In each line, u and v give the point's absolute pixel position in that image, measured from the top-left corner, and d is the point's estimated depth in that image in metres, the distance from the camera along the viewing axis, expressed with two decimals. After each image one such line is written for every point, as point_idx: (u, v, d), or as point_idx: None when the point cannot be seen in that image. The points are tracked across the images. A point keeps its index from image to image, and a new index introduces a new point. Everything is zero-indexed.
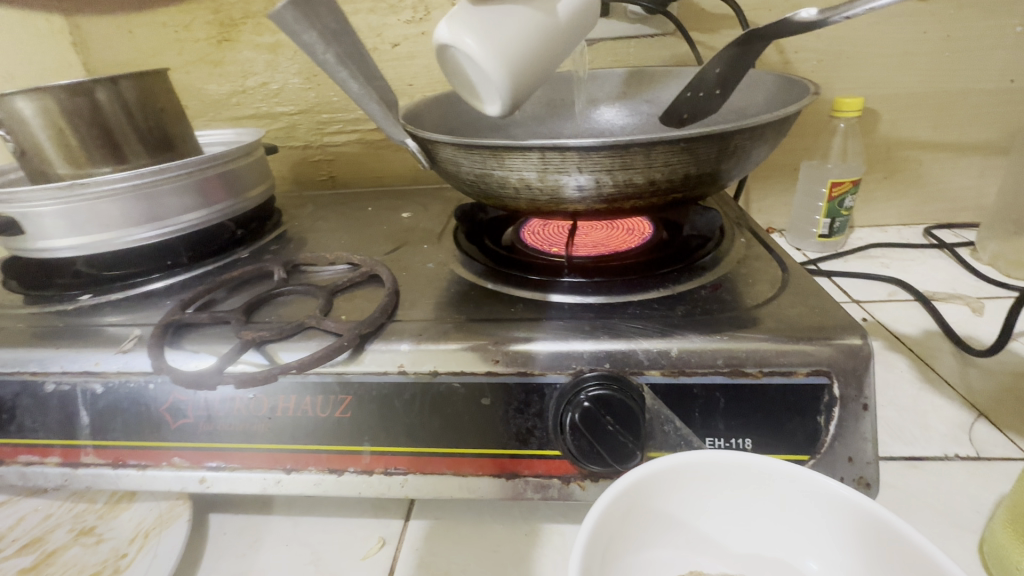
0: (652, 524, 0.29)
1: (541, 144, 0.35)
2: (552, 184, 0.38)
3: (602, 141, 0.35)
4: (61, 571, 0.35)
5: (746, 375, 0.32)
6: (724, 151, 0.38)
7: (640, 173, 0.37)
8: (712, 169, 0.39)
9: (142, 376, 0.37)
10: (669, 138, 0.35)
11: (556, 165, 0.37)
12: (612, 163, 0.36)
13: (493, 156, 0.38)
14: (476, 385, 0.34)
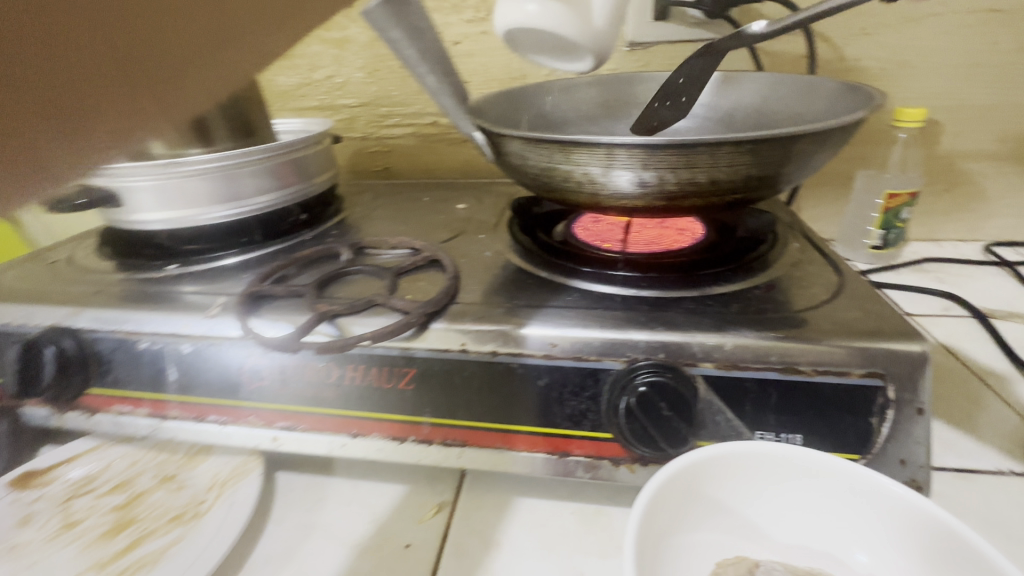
0: (700, 507, 0.31)
1: (609, 141, 0.37)
2: (615, 180, 0.40)
3: (669, 140, 0.36)
4: (149, 511, 0.39)
5: (799, 373, 0.33)
6: (788, 155, 0.39)
7: (703, 173, 0.38)
8: (773, 172, 0.40)
9: (224, 339, 0.41)
10: (736, 139, 0.36)
11: (621, 162, 0.38)
12: (676, 162, 0.38)
13: (560, 151, 0.40)
14: (534, 366, 0.36)
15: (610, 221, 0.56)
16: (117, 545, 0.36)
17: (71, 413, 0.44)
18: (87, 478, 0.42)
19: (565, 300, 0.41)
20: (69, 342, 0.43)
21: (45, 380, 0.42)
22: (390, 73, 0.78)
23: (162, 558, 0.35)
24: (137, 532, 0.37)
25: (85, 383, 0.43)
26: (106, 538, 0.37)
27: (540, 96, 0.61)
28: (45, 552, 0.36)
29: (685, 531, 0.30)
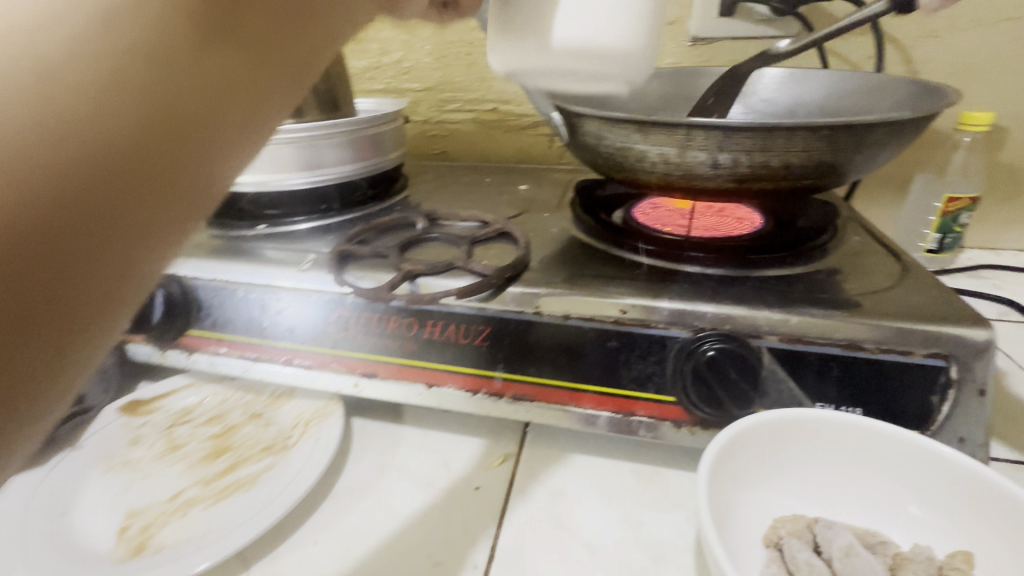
0: (760, 466, 0.33)
1: (690, 122, 0.39)
2: (689, 160, 0.42)
3: (748, 123, 0.39)
4: (242, 442, 0.43)
5: (864, 350, 0.35)
6: (861, 144, 0.41)
7: (777, 157, 0.41)
8: (844, 160, 0.42)
9: (314, 290, 0.44)
10: (814, 124, 0.38)
11: (698, 143, 0.41)
12: (752, 145, 0.40)
13: (638, 130, 0.42)
14: (604, 330, 0.39)
15: (668, 208, 0.58)
16: (218, 466, 0.41)
17: (172, 350, 0.48)
18: (185, 410, 0.47)
19: (633, 273, 0.43)
20: (176, 287, 0.47)
21: (154, 318, 0.47)
22: (455, 60, 0.81)
23: (259, 481, 0.39)
24: (234, 457, 0.41)
25: (187, 325, 0.47)
26: (207, 461, 0.41)
27: None
28: (156, 469, 0.41)
29: (743, 486, 0.32)
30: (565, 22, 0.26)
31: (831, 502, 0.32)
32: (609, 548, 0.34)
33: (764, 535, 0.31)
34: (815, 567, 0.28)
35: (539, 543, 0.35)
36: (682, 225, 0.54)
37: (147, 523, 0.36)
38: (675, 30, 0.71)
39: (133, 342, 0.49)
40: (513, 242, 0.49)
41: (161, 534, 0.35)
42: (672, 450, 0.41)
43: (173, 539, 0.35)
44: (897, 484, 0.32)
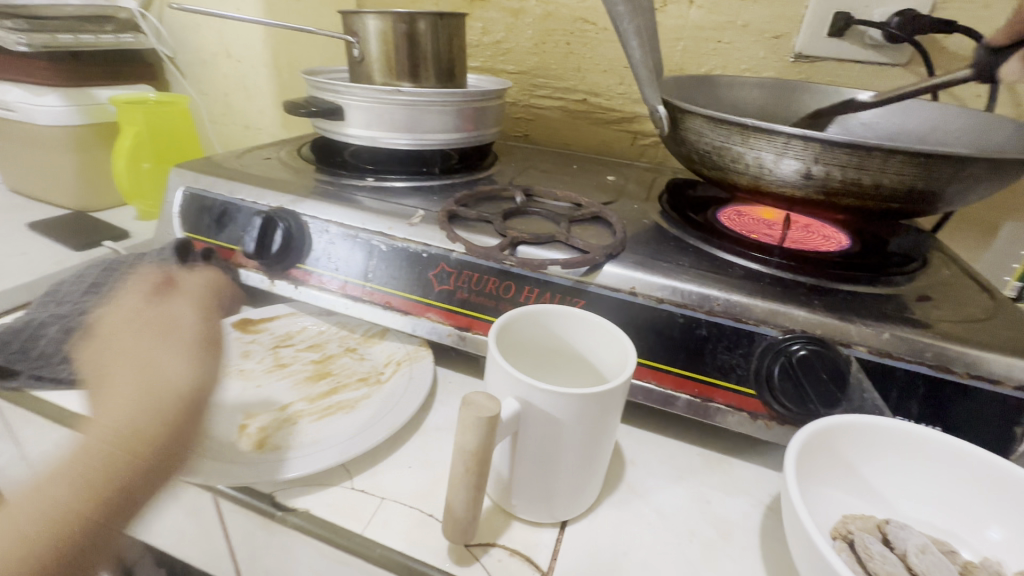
0: (835, 466, 0.34)
1: (790, 129, 0.40)
2: (782, 168, 0.43)
3: (847, 138, 0.39)
4: (341, 369, 0.47)
5: (951, 373, 0.36)
6: (958, 174, 0.40)
7: (870, 175, 0.40)
8: (938, 188, 0.41)
9: (421, 244, 0.48)
10: (912, 148, 0.38)
11: (795, 152, 0.42)
12: (848, 160, 0.40)
13: (739, 133, 0.44)
14: (695, 318, 0.41)
15: (753, 216, 0.59)
16: (320, 388, 0.45)
17: (281, 281, 0.53)
18: (287, 335, 0.51)
19: (726, 271, 0.45)
20: (295, 224, 0.51)
21: (270, 251, 0.51)
22: (554, 48, 0.83)
23: (358, 405, 0.43)
24: (335, 382, 0.46)
25: (298, 260, 0.51)
26: (311, 381, 0.45)
27: (705, 90, 0.65)
28: (266, 381, 0.45)
29: (819, 479, 0.34)
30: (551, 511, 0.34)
31: (901, 507, 0.34)
32: (679, 517, 0.36)
33: (833, 526, 0.33)
34: (890, 559, 0.29)
35: (613, 500, 0.37)
36: (769, 234, 0.55)
37: (264, 425, 0.40)
38: (780, 45, 0.72)
39: (247, 268, 0.54)
40: (607, 227, 0.51)
41: (276, 436, 0.39)
42: (741, 442, 0.43)
43: (287, 442, 0.39)
44: (973, 499, 0.33)
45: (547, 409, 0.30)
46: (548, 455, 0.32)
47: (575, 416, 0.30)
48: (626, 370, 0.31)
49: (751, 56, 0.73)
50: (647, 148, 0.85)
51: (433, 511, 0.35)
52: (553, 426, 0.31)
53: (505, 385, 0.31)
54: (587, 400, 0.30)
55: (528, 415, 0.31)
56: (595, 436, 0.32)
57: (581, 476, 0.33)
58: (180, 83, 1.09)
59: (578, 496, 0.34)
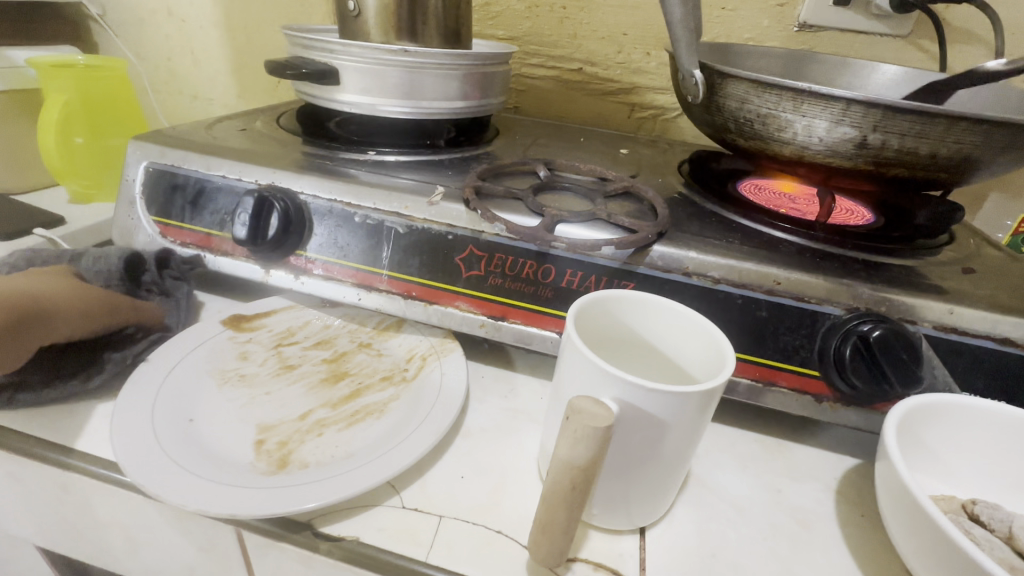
0: (917, 449, 0.33)
1: (852, 95, 0.38)
2: (836, 137, 0.41)
3: (912, 105, 0.37)
4: (359, 368, 0.42)
5: (1017, 347, 0.35)
6: (1012, 144, 0.39)
7: (929, 145, 0.39)
8: (991, 158, 0.40)
9: (446, 226, 0.43)
10: (979, 115, 0.37)
11: (853, 120, 0.39)
12: (909, 129, 0.38)
13: (792, 99, 0.41)
14: (755, 298, 0.38)
15: (775, 189, 0.57)
16: (341, 391, 0.39)
17: (278, 271, 0.46)
18: (288, 331, 0.45)
19: (776, 248, 0.42)
20: (293, 204, 0.44)
21: (266, 237, 0.43)
22: (548, 11, 0.78)
23: (389, 409, 0.38)
24: (356, 383, 0.40)
25: (298, 246, 0.45)
26: (328, 384, 0.40)
27: (720, 58, 0.62)
28: (274, 386, 0.39)
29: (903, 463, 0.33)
30: (635, 517, 0.31)
31: (983, 487, 0.33)
32: (756, 510, 0.34)
33: None
34: (994, 542, 0.28)
35: (685, 498, 0.35)
36: (796, 208, 0.53)
37: (284, 439, 0.34)
38: (786, 13, 0.70)
39: (233, 258, 0.47)
40: (641, 203, 0.48)
41: (301, 451, 0.34)
42: (794, 425, 0.42)
43: (316, 458, 0.33)
44: None
45: (647, 410, 0.26)
46: (640, 459, 0.28)
47: (677, 418, 0.27)
48: (726, 362, 0.28)
49: (755, 24, 0.71)
50: (645, 121, 0.82)
51: (500, 527, 0.31)
52: (650, 430, 0.27)
53: (597, 385, 0.27)
54: (691, 399, 0.26)
55: (625, 419, 0.27)
56: (689, 435, 0.29)
57: (669, 478, 0.30)
58: (111, 45, 0.94)
59: (663, 498, 0.31)
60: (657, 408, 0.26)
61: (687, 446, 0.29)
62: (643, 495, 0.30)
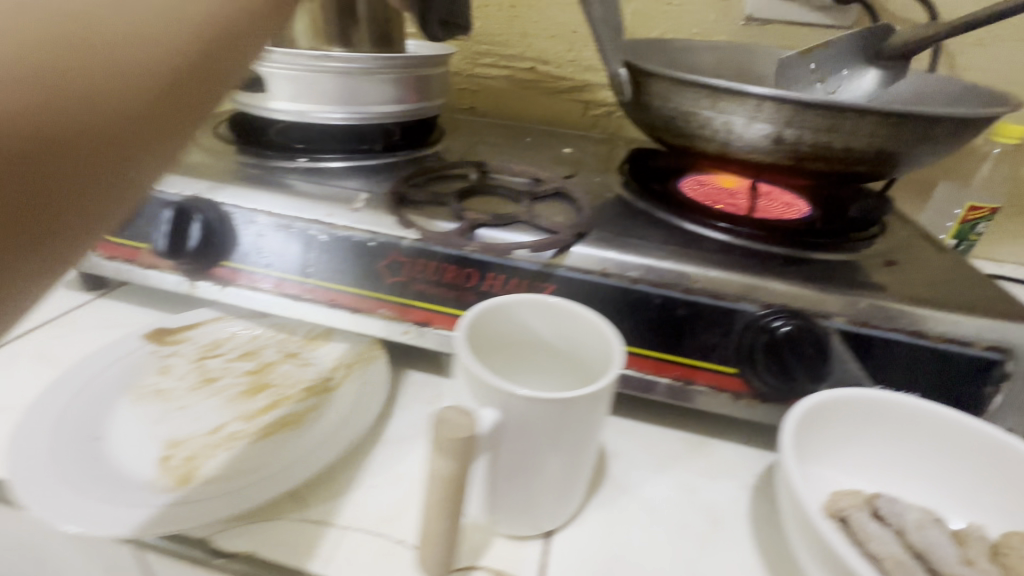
0: (822, 441, 0.33)
1: (762, 91, 0.38)
2: (751, 134, 0.41)
3: (820, 100, 0.37)
4: (281, 379, 0.41)
5: (927, 339, 0.36)
6: (925, 136, 0.39)
7: (841, 139, 0.39)
8: (906, 150, 0.40)
9: (368, 232, 0.42)
10: (886, 108, 0.37)
11: (766, 116, 0.39)
12: (820, 123, 0.38)
13: (709, 97, 0.41)
14: (672, 298, 0.38)
15: (717, 185, 0.57)
16: (258, 403, 0.39)
17: (204, 282, 0.46)
18: (213, 343, 0.44)
19: (699, 245, 0.42)
20: (214, 215, 0.43)
21: (188, 247, 0.44)
22: (498, 11, 0.78)
23: (305, 420, 0.38)
24: (276, 395, 0.40)
25: (223, 256, 0.45)
26: (246, 397, 0.39)
27: (661, 55, 0.62)
28: (190, 401, 0.38)
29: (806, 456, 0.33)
30: (539, 520, 0.31)
31: (886, 480, 0.33)
32: (668, 511, 0.34)
33: (824, 504, 0.32)
34: (886, 537, 0.28)
35: (598, 501, 0.34)
36: (733, 203, 0.53)
37: (190, 454, 0.34)
38: (731, 7, 0.69)
39: (161, 270, 0.46)
40: (570, 204, 0.47)
41: (207, 467, 0.33)
42: (721, 422, 0.42)
43: (221, 472, 0.33)
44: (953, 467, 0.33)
45: (527, 419, 0.26)
46: (531, 465, 0.28)
47: (559, 425, 0.27)
48: (612, 368, 0.28)
49: (701, 19, 0.71)
50: (599, 118, 0.82)
51: (403, 537, 0.31)
52: (538, 437, 0.27)
53: (482, 392, 0.27)
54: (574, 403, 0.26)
55: (506, 427, 0.26)
56: (581, 440, 0.28)
57: (567, 483, 0.30)
58: None
59: (565, 502, 0.31)
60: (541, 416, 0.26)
61: (579, 450, 0.29)
62: (542, 499, 0.30)
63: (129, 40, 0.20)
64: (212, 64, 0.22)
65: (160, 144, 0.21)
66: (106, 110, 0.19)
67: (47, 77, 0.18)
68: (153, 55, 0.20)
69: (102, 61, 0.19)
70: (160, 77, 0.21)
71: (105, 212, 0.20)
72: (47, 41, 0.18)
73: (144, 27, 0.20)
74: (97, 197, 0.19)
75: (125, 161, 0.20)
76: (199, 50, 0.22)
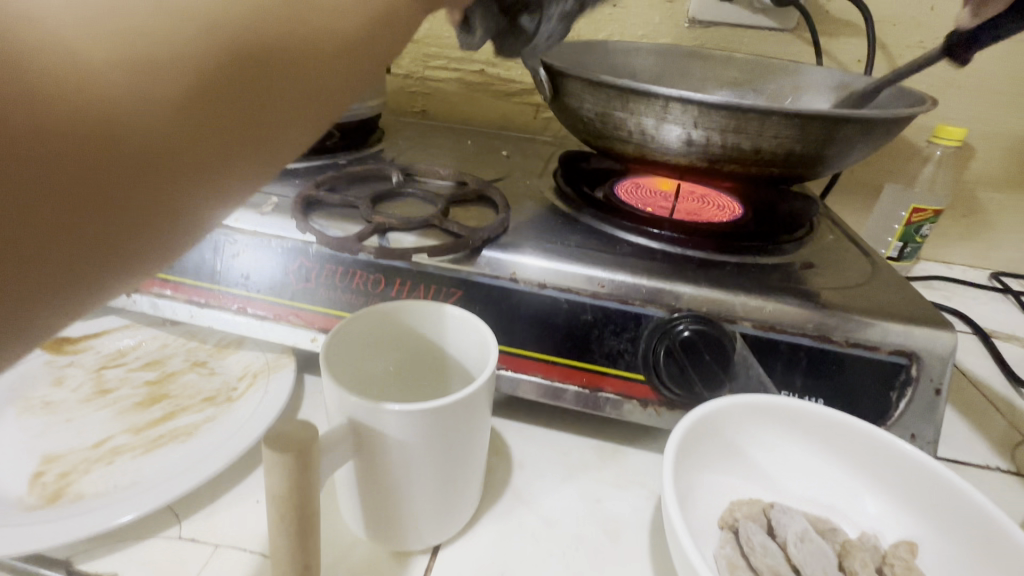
0: (719, 450, 0.32)
1: (667, 91, 0.37)
2: (663, 135, 0.40)
3: (723, 100, 0.37)
4: (181, 390, 0.40)
5: (831, 342, 0.35)
6: (833, 137, 0.38)
7: (749, 140, 0.38)
8: (816, 152, 0.39)
9: (274, 237, 0.41)
10: (789, 109, 0.36)
11: (674, 117, 0.39)
12: (727, 124, 0.38)
13: (619, 98, 0.40)
14: (579, 302, 0.37)
15: (651, 188, 0.56)
16: (152, 415, 0.37)
17: None
18: (117, 352, 0.43)
19: (614, 249, 0.42)
20: None
21: None
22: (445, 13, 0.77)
23: (197, 432, 0.36)
24: (171, 406, 0.38)
25: None
26: (140, 408, 0.38)
27: (599, 57, 0.62)
28: (79, 413, 0.37)
29: (702, 465, 0.32)
30: (419, 539, 0.29)
31: (788, 491, 0.32)
32: (565, 522, 0.33)
33: (720, 516, 0.31)
34: (770, 549, 0.28)
35: (494, 513, 0.33)
36: (664, 206, 0.52)
37: (66, 470, 0.32)
38: (675, 9, 0.69)
39: None
40: (492, 208, 0.46)
41: (80, 483, 0.32)
42: (637, 429, 0.41)
43: (95, 488, 0.32)
44: (848, 472, 0.32)
45: (385, 433, 0.25)
46: (398, 483, 0.27)
47: (420, 438, 0.25)
48: (484, 377, 0.27)
49: (646, 21, 0.70)
50: (550, 121, 0.81)
51: None
52: (397, 452, 0.25)
53: (335, 404, 0.25)
54: (431, 416, 0.25)
55: (364, 441, 0.25)
56: (452, 454, 0.27)
57: (445, 500, 0.29)
58: None
59: (446, 519, 0.29)
60: (401, 430, 0.25)
61: (453, 464, 0.27)
62: (418, 517, 0.28)
63: (262, 67, 0.18)
64: (320, 83, 0.20)
65: (253, 168, 0.19)
66: (180, 128, 0.17)
67: (160, 93, 0.16)
68: (268, 74, 0.18)
69: (225, 82, 0.17)
70: (268, 94, 0.18)
71: (185, 235, 0.18)
72: (169, 55, 0.16)
73: (274, 45, 0.18)
74: (180, 220, 0.18)
75: (219, 183, 0.18)
76: (312, 68, 0.19)
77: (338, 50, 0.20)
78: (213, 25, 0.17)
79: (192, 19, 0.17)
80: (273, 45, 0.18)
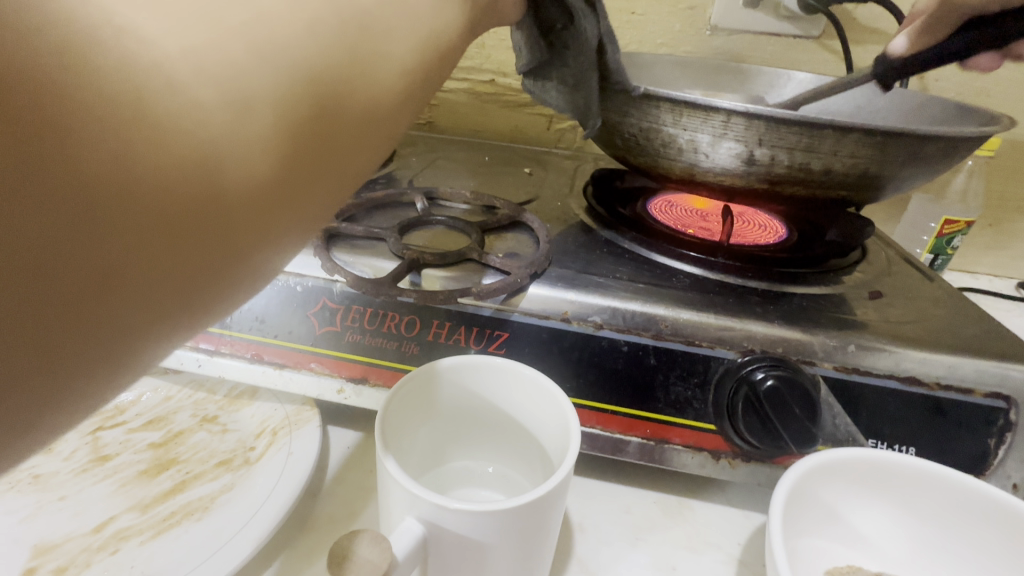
0: (815, 512, 0.29)
1: (731, 105, 0.34)
2: (719, 152, 0.37)
3: (794, 116, 0.33)
4: (191, 453, 0.35)
5: (923, 386, 0.32)
6: (912, 157, 0.35)
7: (820, 159, 0.35)
8: (890, 172, 0.36)
9: (294, 275, 0.36)
10: (867, 125, 0.33)
11: (735, 134, 0.35)
12: (796, 142, 0.35)
13: (671, 111, 0.36)
14: (641, 345, 0.34)
15: (686, 207, 0.53)
16: (160, 486, 0.33)
17: None
18: (116, 409, 0.38)
19: (670, 282, 0.38)
20: None
21: None
22: None
23: (214, 506, 0.31)
24: (182, 474, 0.33)
25: None
26: (146, 478, 0.33)
27: (624, 68, 0.58)
28: (75, 488, 0.32)
29: (799, 530, 0.29)
30: None
31: (887, 555, 0.30)
32: None
33: None
34: None
35: None
36: (706, 226, 0.49)
37: (63, 564, 0.28)
38: (698, 16, 0.66)
39: None
40: (530, 235, 0.43)
41: None
42: (699, 479, 0.37)
43: None
44: (956, 535, 0.29)
45: (462, 534, 0.21)
46: None
47: (502, 536, 0.22)
48: (570, 459, 0.23)
49: (667, 28, 0.67)
50: (564, 132, 0.77)
51: None
52: (471, 553, 0.22)
53: (398, 499, 0.21)
54: (513, 514, 0.21)
55: (436, 542, 0.21)
56: (533, 548, 0.23)
57: None
58: None
59: None
60: (480, 530, 0.21)
61: (534, 558, 0.24)
62: None
63: (324, 127, 0.18)
64: (355, 162, 0.19)
65: (287, 245, 0.18)
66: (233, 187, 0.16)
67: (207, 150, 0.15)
68: (312, 158, 0.18)
69: (290, 169, 0.17)
70: (310, 177, 0.18)
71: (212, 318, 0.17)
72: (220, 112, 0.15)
73: (336, 128, 0.18)
74: (212, 305, 0.16)
75: (270, 258, 0.18)
76: (352, 150, 0.19)
77: (373, 135, 0.20)
78: (283, 89, 0.17)
79: (254, 108, 0.16)
80: (320, 129, 0.18)
